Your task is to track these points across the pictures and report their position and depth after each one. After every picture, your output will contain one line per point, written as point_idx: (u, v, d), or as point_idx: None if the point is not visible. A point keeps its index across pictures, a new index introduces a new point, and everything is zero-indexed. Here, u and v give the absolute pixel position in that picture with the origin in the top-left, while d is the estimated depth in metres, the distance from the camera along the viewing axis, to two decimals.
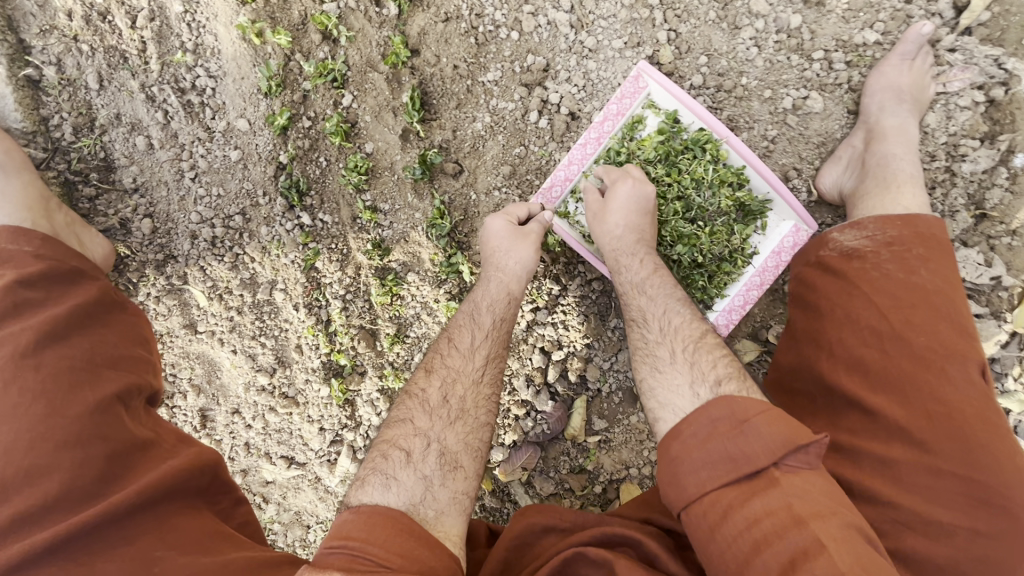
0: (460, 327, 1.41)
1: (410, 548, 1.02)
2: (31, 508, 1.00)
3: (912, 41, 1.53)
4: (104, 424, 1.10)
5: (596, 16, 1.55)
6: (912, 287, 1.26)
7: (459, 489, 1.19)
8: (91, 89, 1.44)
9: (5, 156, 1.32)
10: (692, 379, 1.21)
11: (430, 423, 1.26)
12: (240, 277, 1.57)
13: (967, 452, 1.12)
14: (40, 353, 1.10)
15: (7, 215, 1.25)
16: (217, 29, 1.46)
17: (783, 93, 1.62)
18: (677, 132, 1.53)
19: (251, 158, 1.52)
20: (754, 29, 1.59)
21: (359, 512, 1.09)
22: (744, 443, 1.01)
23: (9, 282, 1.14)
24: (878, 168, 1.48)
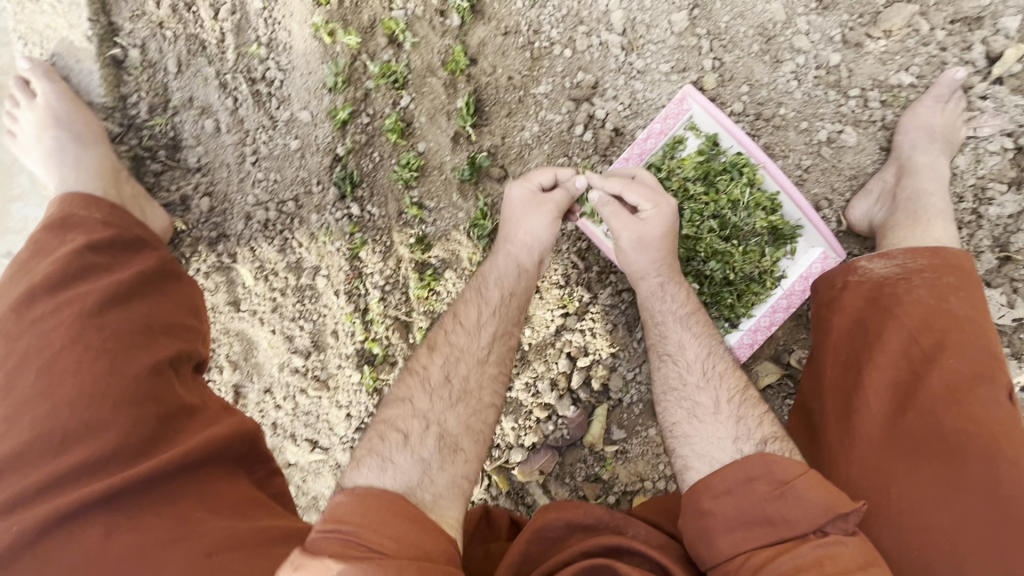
0: (466, 302, 1.43)
1: (405, 533, 1.03)
2: (89, 459, 1.08)
3: (945, 85, 1.61)
4: (157, 386, 1.18)
5: (646, 39, 1.62)
6: (944, 313, 1.29)
7: (458, 472, 1.22)
8: (169, 72, 1.52)
9: (84, 129, 1.43)
10: (736, 434, 1.25)
11: (430, 405, 1.29)
12: (286, 260, 1.64)
13: (994, 472, 1.13)
14: (104, 314, 1.20)
15: (80, 186, 1.37)
16: (291, 26, 1.55)
17: (819, 126, 1.69)
18: (717, 153, 1.61)
19: (309, 148, 1.60)
20: (794, 64, 1.67)
21: (355, 494, 1.11)
22: (781, 505, 1.08)
23: (78, 245, 1.26)
24: (910, 201, 1.54)
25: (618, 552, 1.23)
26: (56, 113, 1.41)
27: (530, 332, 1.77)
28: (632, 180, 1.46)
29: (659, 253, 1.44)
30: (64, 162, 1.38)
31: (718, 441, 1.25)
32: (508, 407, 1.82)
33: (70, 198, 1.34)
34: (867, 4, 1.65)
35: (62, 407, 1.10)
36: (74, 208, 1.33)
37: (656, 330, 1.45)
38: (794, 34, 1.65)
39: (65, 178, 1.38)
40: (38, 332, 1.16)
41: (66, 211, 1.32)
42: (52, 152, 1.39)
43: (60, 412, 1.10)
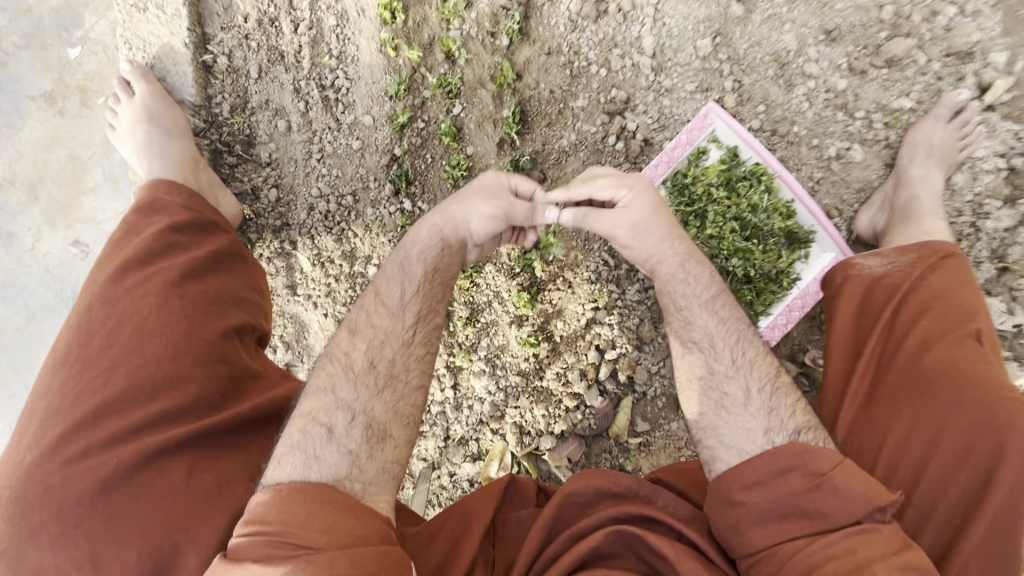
0: (388, 283, 1.49)
1: (334, 523, 1.08)
2: (173, 408, 1.20)
3: (945, 107, 1.80)
4: (229, 351, 1.31)
5: (673, 62, 1.81)
6: (915, 283, 1.43)
7: (387, 458, 1.27)
8: (250, 77, 1.71)
9: (170, 124, 1.60)
10: (768, 426, 1.31)
11: (354, 394, 1.32)
12: (342, 249, 1.78)
13: (966, 404, 1.27)
14: (187, 284, 1.33)
15: (166, 173, 1.53)
16: (360, 42, 1.75)
17: (829, 142, 1.87)
18: (739, 161, 1.77)
19: (369, 148, 1.77)
20: (806, 88, 1.86)
21: (276, 493, 1.13)
22: (815, 499, 1.16)
23: (165, 228, 1.40)
24: (908, 205, 1.73)
25: (645, 520, 1.33)
26: (149, 110, 1.59)
27: (561, 323, 1.89)
28: (592, 179, 1.52)
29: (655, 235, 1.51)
30: (152, 152, 1.55)
31: (749, 433, 1.31)
32: (538, 396, 1.91)
33: (156, 183, 1.50)
34: (870, 37, 1.85)
35: (151, 361, 1.22)
36: (160, 193, 1.48)
37: (681, 317, 1.50)
38: (805, 61, 1.85)
39: (154, 167, 1.55)
40: (129, 298, 1.28)
41: (153, 195, 1.48)
42: (144, 144, 1.57)
43: (149, 365, 1.22)
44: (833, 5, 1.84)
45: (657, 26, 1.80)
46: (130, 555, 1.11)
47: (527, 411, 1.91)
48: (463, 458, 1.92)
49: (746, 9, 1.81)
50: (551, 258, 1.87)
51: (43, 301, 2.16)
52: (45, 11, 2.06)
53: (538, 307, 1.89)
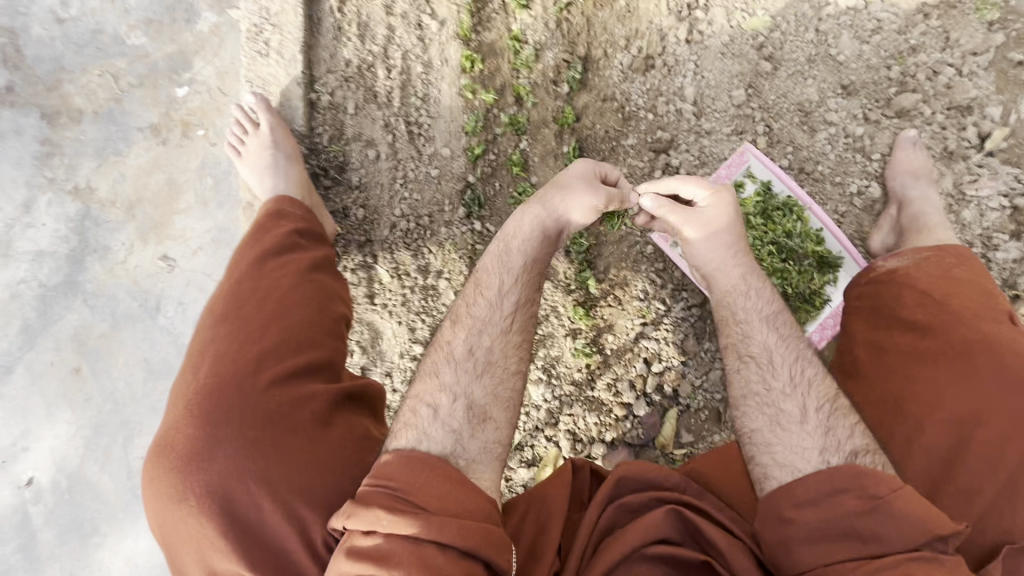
0: (489, 275, 1.68)
1: (444, 492, 1.28)
2: (310, 366, 1.52)
3: (906, 137, 2.08)
4: (343, 330, 1.65)
5: (712, 108, 2.08)
6: (937, 270, 1.72)
7: (489, 438, 1.49)
8: (348, 113, 1.97)
9: (292, 151, 1.89)
10: (823, 445, 1.42)
11: (457, 377, 1.54)
12: (417, 264, 1.98)
13: (992, 351, 1.52)
14: (316, 273, 1.67)
15: (287, 191, 1.81)
16: (441, 86, 2.02)
17: (850, 180, 2.12)
18: (775, 191, 2.00)
19: (446, 176, 2.01)
20: (828, 133, 2.11)
21: (399, 457, 1.37)
22: (871, 522, 1.26)
23: (292, 229, 1.70)
24: (913, 222, 1.97)
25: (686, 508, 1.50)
26: (272, 137, 1.85)
27: (612, 337, 2.06)
28: (682, 179, 1.78)
29: (725, 237, 1.72)
30: (276, 173, 1.83)
31: (803, 452, 1.42)
32: (591, 405, 2.05)
33: (280, 198, 1.76)
34: (881, 92, 2.14)
35: (294, 327, 1.55)
36: (283, 206, 1.74)
37: (739, 330, 1.64)
38: (827, 110, 2.12)
39: (278, 186, 1.82)
40: (268, 280, 1.60)
41: (278, 207, 1.74)
42: (269, 166, 1.84)
43: (292, 329, 1.54)
44: (849, 65, 2.13)
45: (698, 79, 2.08)
46: (270, 492, 1.37)
47: (580, 418, 2.05)
48: (519, 464, 2.05)
49: (773, 66, 2.11)
50: (603, 277, 2.08)
51: (129, 310, 2.34)
52: (160, 56, 2.37)
53: (591, 321, 2.06)
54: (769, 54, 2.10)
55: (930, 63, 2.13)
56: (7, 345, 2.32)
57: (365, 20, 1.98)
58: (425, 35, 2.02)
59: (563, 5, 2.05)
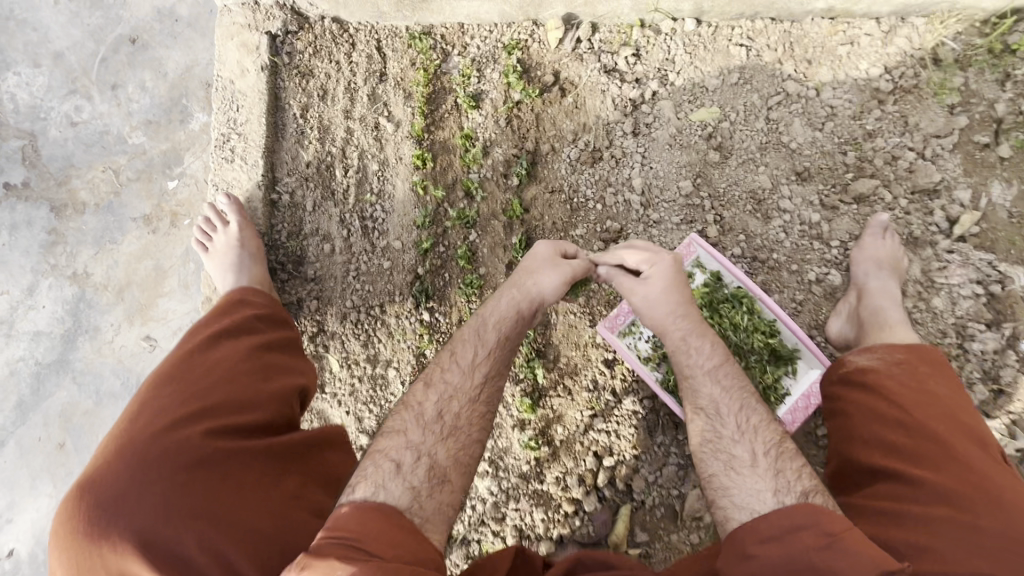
0: (463, 345, 1.69)
1: (401, 540, 1.24)
2: (246, 433, 1.49)
3: (876, 226, 2.01)
4: (287, 400, 1.62)
5: (660, 199, 2.10)
6: (917, 383, 1.64)
7: (444, 500, 1.41)
8: (307, 211, 2.09)
9: (253, 250, 1.98)
10: (777, 487, 1.37)
11: (422, 438, 1.51)
12: (367, 353, 2.04)
13: (977, 484, 1.42)
14: (268, 351, 1.70)
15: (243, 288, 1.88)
16: (396, 182, 2.12)
17: (808, 268, 2.06)
18: (725, 281, 1.99)
19: (397, 268, 2.08)
20: (782, 220, 2.08)
21: (354, 507, 1.31)
22: (826, 555, 1.17)
23: (253, 313, 1.77)
24: (873, 317, 1.86)
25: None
26: (240, 238, 1.97)
27: (561, 429, 2.03)
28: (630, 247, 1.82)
29: (677, 299, 1.70)
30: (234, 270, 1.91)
31: (760, 495, 1.37)
32: (539, 500, 2.00)
33: (234, 293, 1.83)
34: (837, 178, 2.11)
35: (234, 393, 1.54)
36: (235, 300, 1.80)
37: (694, 391, 1.62)
38: (780, 197, 2.10)
39: (240, 285, 1.91)
40: (217, 354, 1.62)
41: (229, 302, 1.79)
42: (234, 265, 1.94)
43: (231, 394, 1.53)
44: (802, 151, 2.12)
45: (646, 170, 2.11)
46: (198, 539, 1.31)
47: (527, 513, 1.99)
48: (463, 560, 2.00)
49: (723, 156, 2.12)
50: (552, 367, 2.06)
51: (112, 388, 2.48)
52: (156, 153, 2.60)
53: (540, 412, 2.04)
54: (718, 144, 2.12)
55: (889, 147, 2.09)
56: (3, 419, 2.48)
57: (325, 124, 2.13)
58: (381, 135, 2.14)
59: (512, 104, 2.14)
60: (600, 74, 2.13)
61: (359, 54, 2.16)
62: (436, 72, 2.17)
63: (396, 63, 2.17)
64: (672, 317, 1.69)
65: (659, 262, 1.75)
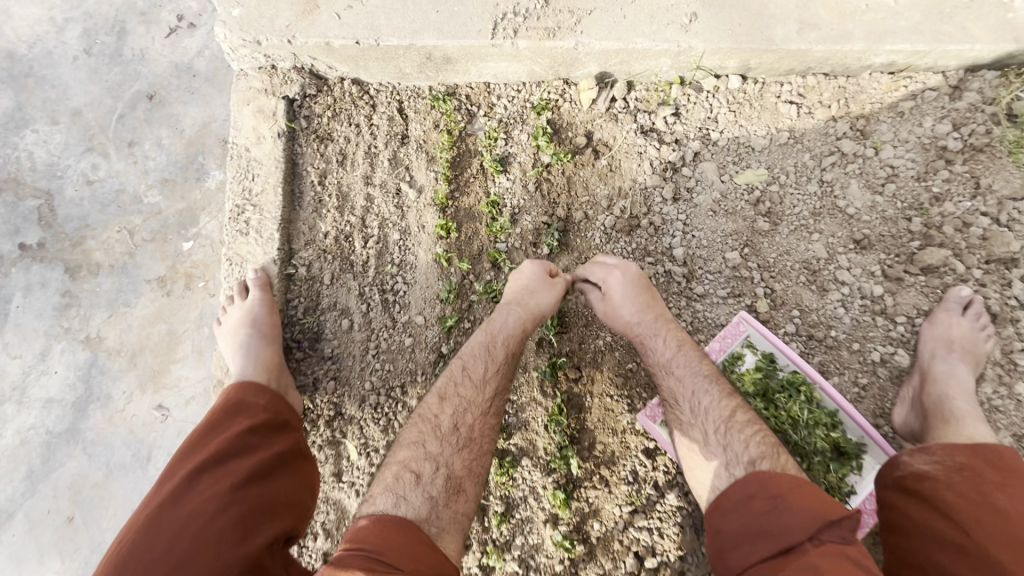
0: (472, 357, 1.72)
1: (419, 553, 1.33)
2: None
3: (954, 299, 1.82)
4: (277, 543, 1.44)
5: (704, 269, 1.92)
6: (982, 500, 1.43)
7: (459, 509, 1.51)
8: (324, 283, 1.97)
9: (270, 331, 1.85)
10: (728, 459, 1.51)
11: (440, 450, 1.57)
12: (387, 439, 1.89)
13: None
14: (259, 481, 1.50)
15: (252, 376, 1.76)
16: (418, 251, 1.99)
17: (871, 347, 1.87)
18: (775, 367, 1.79)
19: (419, 345, 1.95)
20: (841, 293, 1.90)
21: (375, 521, 1.39)
22: (773, 514, 1.32)
23: (245, 428, 1.58)
24: (938, 408, 1.67)
25: None
26: (255, 316, 1.84)
27: (598, 525, 1.85)
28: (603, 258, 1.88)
29: (646, 300, 1.77)
30: (246, 356, 1.79)
31: (714, 472, 1.52)
32: None
33: (239, 385, 1.71)
34: (902, 246, 1.91)
35: (218, 548, 1.36)
36: (237, 395, 1.68)
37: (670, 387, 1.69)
38: (838, 268, 1.92)
39: (247, 368, 1.77)
40: (200, 494, 1.43)
41: (232, 397, 1.67)
42: (243, 346, 1.81)
43: (213, 552, 1.35)
44: (861, 217, 1.93)
45: (688, 238, 1.94)
46: None
47: None
48: None
49: (772, 222, 1.94)
50: (588, 454, 1.90)
51: (122, 460, 2.38)
52: (172, 213, 2.52)
53: (574, 506, 1.87)
54: (767, 209, 1.95)
55: (959, 212, 1.88)
56: (11, 491, 2.39)
57: (345, 191, 2.02)
58: (403, 202, 2.02)
59: (541, 167, 2.00)
60: (636, 135, 1.98)
61: (380, 116, 2.05)
62: (462, 134, 2.04)
63: (419, 126, 2.05)
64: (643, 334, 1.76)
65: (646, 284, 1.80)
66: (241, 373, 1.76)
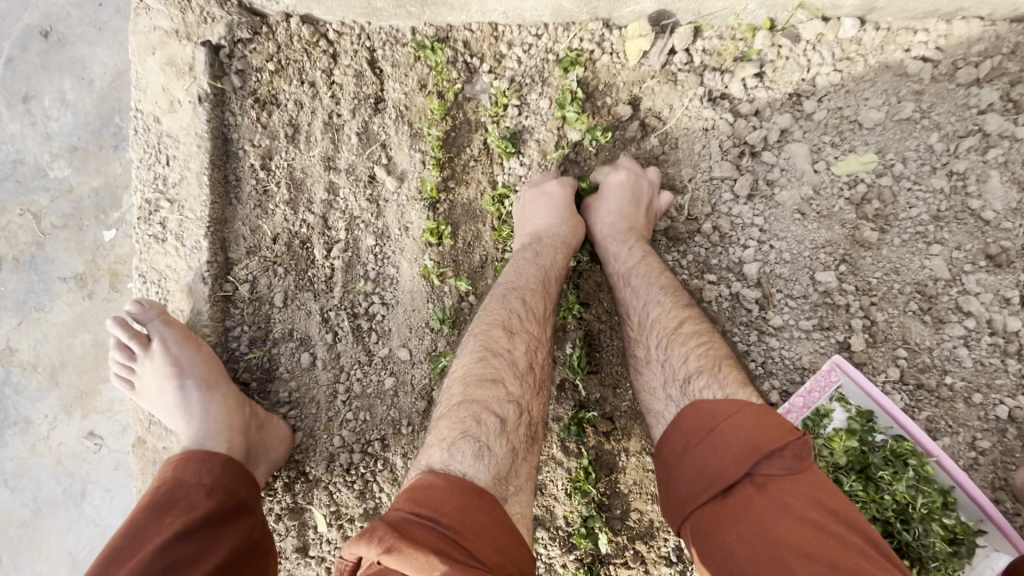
0: (523, 288, 1.30)
1: (505, 547, 0.91)
2: None
3: None
4: None
5: (785, 295, 1.45)
6: None
7: (533, 462, 1.12)
8: (275, 305, 1.48)
9: (203, 368, 1.39)
10: (666, 378, 1.20)
11: (520, 389, 1.16)
12: (364, 507, 1.47)
13: None
14: None
15: (207, 439, 1.32)
16: (400, 262, 1.48)
17: (996, 400, 1.37)
18: (870, 432, 1.35)
19: (403, 387, 1.47)
20: (964, 328, 1.39)
21: (451, 483, 0.96)
22: (715, 451, 1.00)
23: (172, 533, 1.11)
24: None
25: None
26: (178, 360, 1.37)
27: None
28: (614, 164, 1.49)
29: (621, 208, 1.40)
30: (194, 413, 1.36)
31: (654, 392, 1.22)
32: None
33: (190, 456, 1.27)
34: None
35: None
36: (186, 470, 1.24)
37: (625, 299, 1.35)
38: (961, 293, 1.39)
39: (195, 430, 1.34)
40: None
41: (174, 477, 1.22)
42: (180, 402, 1.37)
43: None
44: (1003, 223, 1.36)
45: (764, 250, 1.45)
46: None
47: None
48: None
49: (879, 228, 1.43)
50: (620, 526, 1.49)
51: (51, 496, 1.89)
52: (85, 191, 1.90)
53: None
54: (873, 212, 1.42)
55: None
56: None
57: (298, 179, 1.48)
58: (378, 194, 1.49)
59: (567, 148, 1.48)
60: (703, 104, 1.46)
61: (343, 71, 1.48)
62: (457, 99, 1.49)
63: (398, 85, 1.48)
64: (614, 242, 1.41)
65: (639, 183, 1.43)
66: (196, 438, 1.33)
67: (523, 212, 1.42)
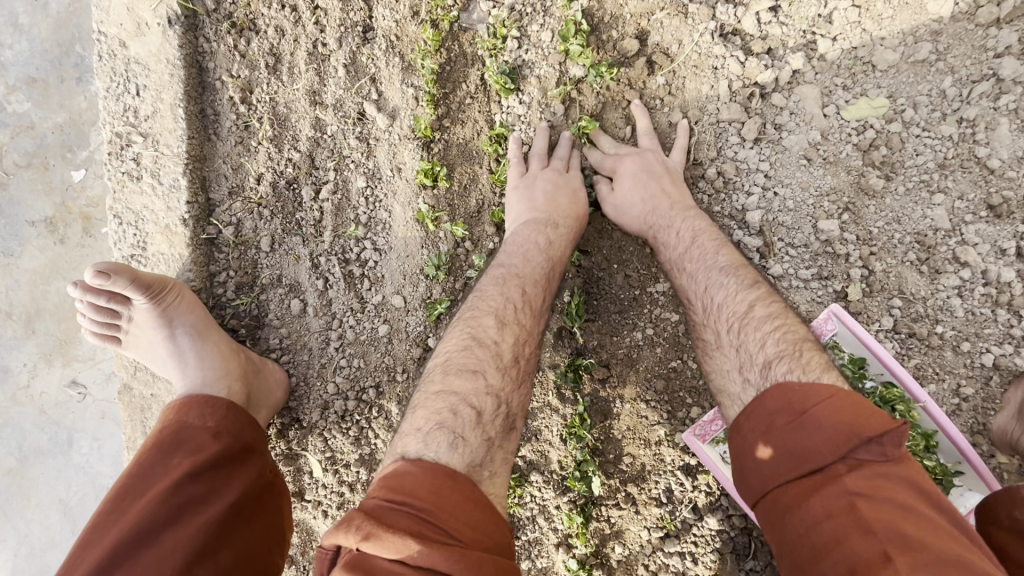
0: (513, 273, 1.27)
1: (479, 521, 0.91)
2: None
3: None
4: None
5: (785, 243, 1.43)
6: None
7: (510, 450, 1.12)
8: (261, 249, 1.42)
9: (194, 317, 1.35)
10: (742, 363, 1.17)
11: (501, 382, 1.15)
12: (359, 453, 1.46)
13: None
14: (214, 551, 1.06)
15: (205, 383, 1.29)
16: (393, 207, 1.42)
17: (982, 348, 1.38)
18: (860, 379, 1.36)
19: (396, 335, 1.44)
20: (959, 278, 1.38)
21: (424, 468, 0.96)
22: (807, 434, 0.97)
23: (181, 475, 1.10)
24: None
25: None
26: (163, 310, 1.32)
27: (620, 548, 1.52)
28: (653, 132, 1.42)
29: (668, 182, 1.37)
30: (188, 360, 1.32)
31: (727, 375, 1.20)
32: None
33: (191, 399, 1.25)
34: None
35: None
36: (190, 412, 1.22)
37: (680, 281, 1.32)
38: (959, 244, 1.38)
39: (191, 378, 1.31)
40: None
41: (178, 420, 1.21)
42: (174, 352, 1.33)
43: None
44: (1006, 172, 1.34)
45: (766, 199, 1.42)
46: None
47: None
48: None
49: (884, 175, 1.40)
50: (613, 469, 1.51)
51: (36, 444, 1.84)
52: (48, 127, 1.75)
53: (593, 527, 1.52)
54: (880, 158, 1.39)
55: None
56: None
57: (282, 115, 1.39)
58: (368, 132, 1.40)
59: (569, 84, 1.40)
60: (713, 40, 1.39)
61: None
62: (453, 29, 1.40)
63: (388, 11, 1.38)
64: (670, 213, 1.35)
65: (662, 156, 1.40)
66: (195, 382, 1.30)
67: (520, 187, 1.36)
